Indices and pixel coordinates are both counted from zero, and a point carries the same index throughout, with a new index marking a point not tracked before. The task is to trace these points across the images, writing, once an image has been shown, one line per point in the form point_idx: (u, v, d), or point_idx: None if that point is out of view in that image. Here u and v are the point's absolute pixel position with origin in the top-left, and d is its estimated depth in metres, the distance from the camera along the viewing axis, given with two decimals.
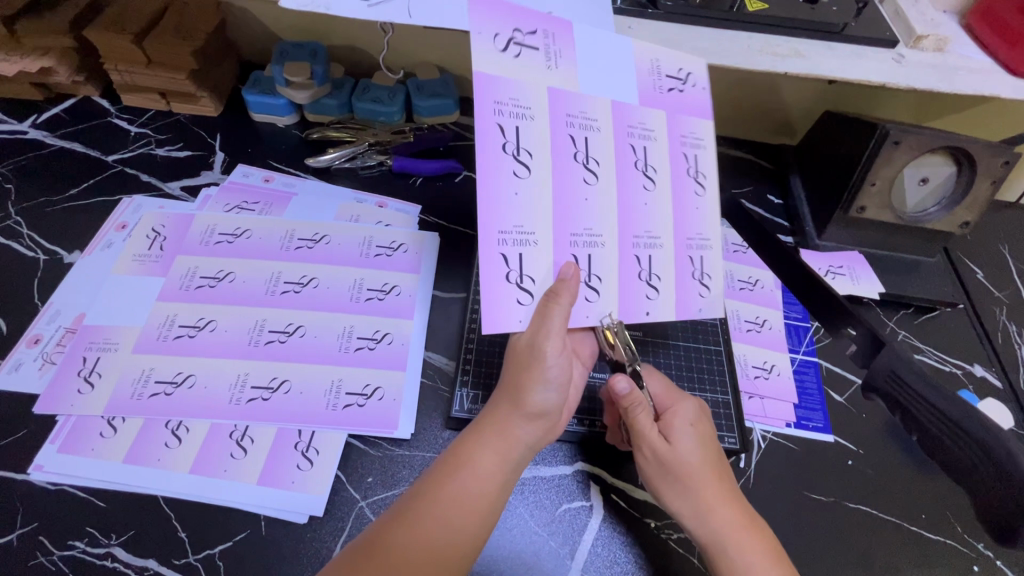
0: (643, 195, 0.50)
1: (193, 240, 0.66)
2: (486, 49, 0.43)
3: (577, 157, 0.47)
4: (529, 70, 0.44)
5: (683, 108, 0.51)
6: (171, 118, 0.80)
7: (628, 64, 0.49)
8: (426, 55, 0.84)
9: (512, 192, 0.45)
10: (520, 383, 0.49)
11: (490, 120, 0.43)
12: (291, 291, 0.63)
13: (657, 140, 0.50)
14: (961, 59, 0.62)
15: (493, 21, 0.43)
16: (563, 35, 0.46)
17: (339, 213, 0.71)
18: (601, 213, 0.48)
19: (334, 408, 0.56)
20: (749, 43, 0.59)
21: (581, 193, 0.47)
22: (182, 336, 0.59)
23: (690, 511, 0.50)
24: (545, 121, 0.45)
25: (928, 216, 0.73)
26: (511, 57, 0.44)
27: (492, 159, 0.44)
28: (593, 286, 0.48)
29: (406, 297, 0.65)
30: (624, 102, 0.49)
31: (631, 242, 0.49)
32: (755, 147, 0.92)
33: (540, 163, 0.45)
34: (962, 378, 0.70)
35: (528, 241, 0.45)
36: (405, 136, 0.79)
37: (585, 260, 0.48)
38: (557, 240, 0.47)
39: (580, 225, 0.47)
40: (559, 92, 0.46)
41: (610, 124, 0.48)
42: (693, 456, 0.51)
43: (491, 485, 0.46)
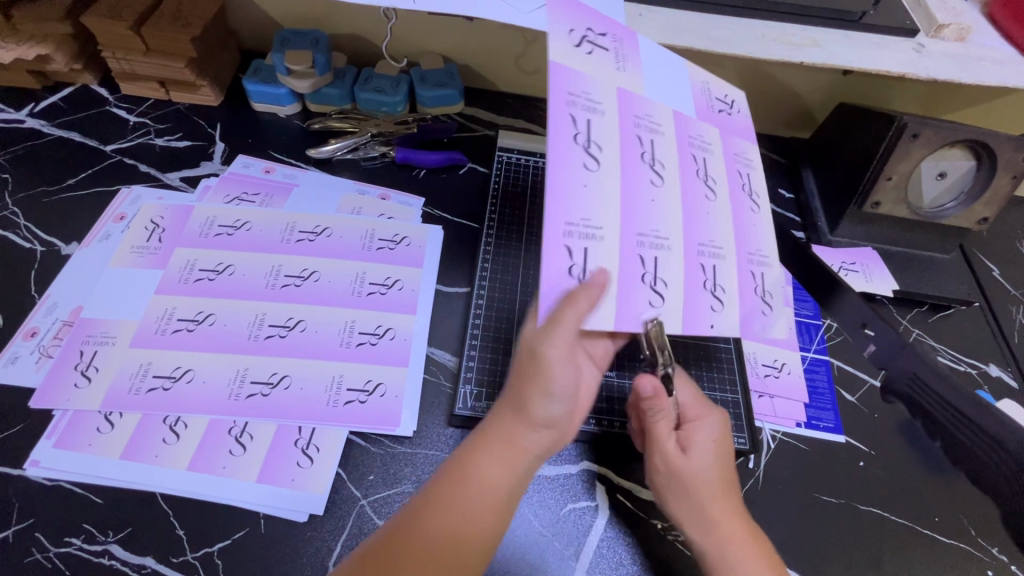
0: (705, 205, 0.49)
1: (193, 232, 0.65)
2: (563, 44, 0.44)
3: (645, 157, 0.46)
4: (602, 69, 0.46)
5: (734, 129, 0.54)
6: (171, 107, 0.79)
7: (683, 80, 0.52)
8: (429, 44, 0.82)
9: (581, 184, 0.43)
10: (526, 390, 0.46)
11: (563, 109, 0.43)
12: (292, 285, 0.62)
13: (714, 153, 0.51)
14: (984, 50, 0.60)
15: (569, 19, 0.46)
16: (632, 45, 0.49)
17: (341, 205, 0.70)
18: (667, 217, 0.47)
19: (335, 405, 0.55)
20: (763, 32, 0.57)
21: (648, 196, 0.46)
22: (181, 330, 0.58)
23: (697, 525, 0.49)
24: (615, 120, 0.45)
25: (944, 212, 0.71)
26: (585, 52, 0.45)
27: (564, 148, 0.42)
28: (657, 291, 0.45)
29: (409, 290, 0.64)
30: (684, 114, 0.50)
31: (696, 251, 0.48)
32: (766, 140, 0.90)
33: (611, 159, 0.44)
34: (977, 378, 0.68)
35: (594, 236, 0.43)
36: (408, 127, 0.78)
37: (650, 263, 0.45)
38: (624, 239, 0.44)
39: (646, 225, 0.46)
40: (627, 93, 0.47)
41: (672, 131, 0.49)
42: (710, 471, 0.50)
43: (497, 496, 0.45)
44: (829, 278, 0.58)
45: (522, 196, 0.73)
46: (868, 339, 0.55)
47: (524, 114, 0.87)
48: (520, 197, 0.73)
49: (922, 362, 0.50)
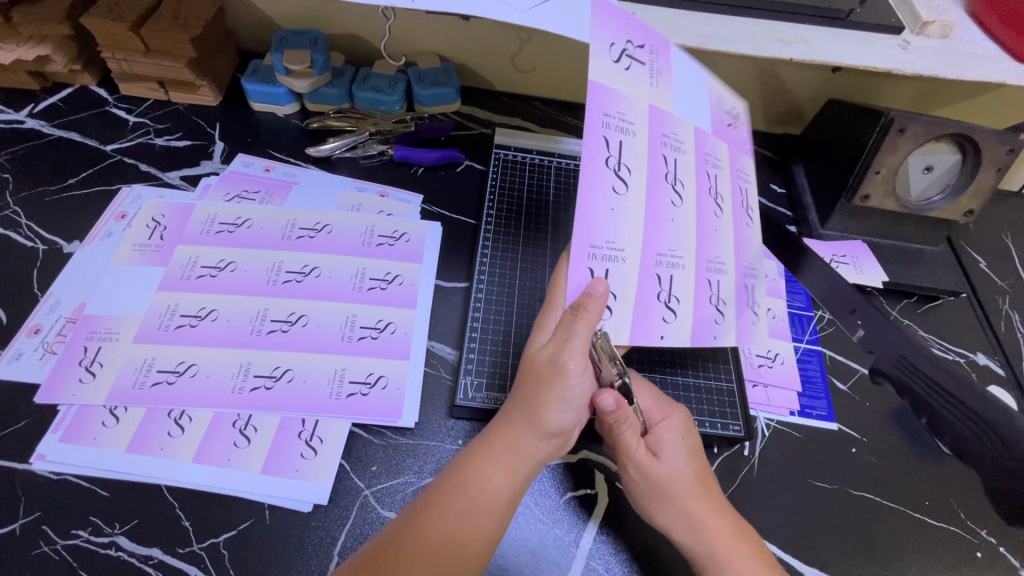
0: (714, 223, 0.51)
1: (194, 230, 0.65)
2: (603, 61, 0.45)
3: (667, 177, 0.48)
4: (636, 87, 0.47)
5: (739, 144, 0.55)
6: (170, 107, 0.79)
7: (702, 93, 0.52)
8: (426, 44, 0.83)
9: (609, 208, 0.44)
10: (533, 398, 0.47)
11: (598, 132, 0.44)
12: (293, 280, 0.63)
13: (725, 170, 0.53)
14: (967, 46, 0.62)
15: (610, 34, 0.47)
16: (663, 62, 0.49)
17: (341, 203, 0.71)
18: (683, 235, 0.48)
19: (338, 397, 0.56)
20: (754, 29, 0.60)
21: (668, 215, 0.48)
22: (184, 326, 0.58)
23: (680, 525, 0.50)
24: (643, 141, 0.46)
25: (932, 205, 0.73)
26: (622, 69, 0.46)
27: (596, 171, 0.44)
28: (672, 307, 0.48)
29: (409, 286, 0.65)
30: (704, 129, 0.51)
31: (706, 270, 0.50)
32: (758, 136, 0.91)
33: (637, 181, 0.46)
34: (966, 366, 0.70)
35: (617, 257, 0.45)
36: (406, 125, 0.79)
37: (666, 281, 0.47)
38: (645, 258, 0.46)
39: (665, 245, 0.47)
40: (657, 110, 0.48)
41: (693, 148, 0.50)
42: (684, 473, 0.51)
43: (496, 501, 0.46)
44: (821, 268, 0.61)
45: (520, 192, 0.74)
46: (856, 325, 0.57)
47: (519, 112, 0.88)
48: (515, 194, 0.73)
49: (923, 357, 0.51)
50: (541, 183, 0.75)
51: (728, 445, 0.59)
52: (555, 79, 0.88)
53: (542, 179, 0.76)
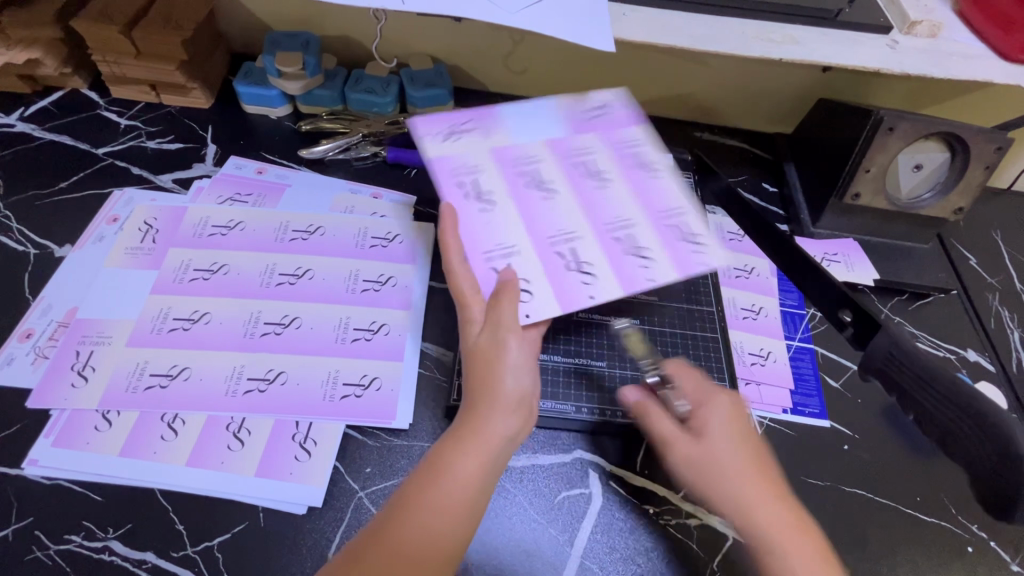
0: (602, 193, 0.60)
1: (186, 233, 0.65)
2: (435, 143, 0.61)
3: (529, 185, 0.60)
4: (472, 142, 0.62)
5: (609, 126, 0.65)
6: (162, 110, 0.79)
7: (546, 113, 0.65)
8: (419, 46, 0.84)
9: (485, 222, 0.57)
10: (489, 379, 0.47)
11: (450, 184, 0.58)
12: (286, 283, 0.63)
13: (596, 154, 0.63)
14: (955, 45, 0.63)
15: (431, 127, 0.62)
16: (490, 113, 0.64)
17: (334, 204, 0.71)
18: (567, 215, 0.58)
19: (332, 399, 0.56)
20: (743, 30, 0.60)
21: (546, 207, 0.58)
22: (177, 329, 0.58)
23: (735, 511, 0.48)
24: (493, 171, 0.60)
25: (921, 203, 0.73)
26: (455, 140, 0.62)
27: (460, 205, 0.57)
28: (586, 271, 0.55)
29: (403, 287, 0.65)
30: (557, 137, 0.64)
31: (614, 233, 0.58)
32: (750, 136, 0.92)
33: (501, 199, 0.58)
34: (956, 363, 0.70)
35: (512, 252, 0.55)
36: (399, 127, 0.80)
37: (569, 253, 0.56)
38: (539, 246, 0.56)
39: (553, 230, 0.57)
40: (499, 150, 0.62)
41: (550, 157, 0.62)
42: (730, 455, 0.50)
43: (469, 493, 0.44)
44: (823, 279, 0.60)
45: None
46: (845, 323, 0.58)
47: None
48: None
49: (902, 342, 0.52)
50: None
51: None
52: (547, 81, 0.88)
53: None
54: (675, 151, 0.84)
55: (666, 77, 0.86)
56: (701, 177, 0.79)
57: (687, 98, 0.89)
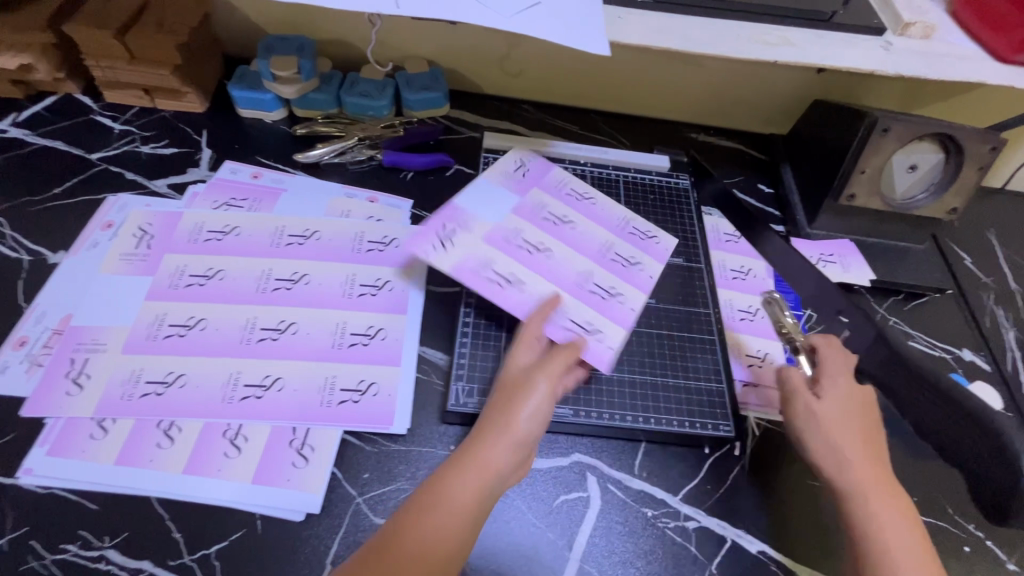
0: (578, 232, 0.69)
1: (181, 238, 0.65)
2: (441, 255, 0.62)
3: (526, 250, 0.65)
4: (462, 242, 0.64)
5: (538, 179, 0.74)
6: (156, 114, 0.79)
7: (490, 188, 0.71)
8: (414, 48, 0.84)
9: (533, 298, 0.61)
10: (505, 411, 0.49)
11: (478, 279, 0.61)
12: (283, 288, 0.62)
13: (551, 204, 0.71)
14: (949, 47, 0.63)
15: (425, 239, 0.63)
16: (456, 207, 0.67)
17: (329, 209, 0.71)
18: (581, 261, 0.66)
19: (329, 405, 0.56)
20: (739, 32, 0.60)
21: (553, 261, 0.65)
22: (173, 335, 0.58)
23: (832, 462, 0.50)
24: (498, 254, 0.64)
25: (916, 204, 0.74)
26: (451, 244, 0.64)
27: (499, 294, 0.61)
28: (618, 293, 0.64)
29: (400, 291, 0.65)
30: (515, 205, 0.70)
31: (609, 259, 0.68)
32: (746, 137, 0.92)
33: (524, 273, 0.63)
34: (952, 362, 0.71)
35: (572, 310, 0.61)
36: (394, 130, 0.80)
37: (598, 286, 0.64)
38: (582, 295, 0.63)
39: (584, 279, 0.65)
40: (488, 236, 0.66)
41: (527, 224, 0.68)
42: (841, 418, 0.52)
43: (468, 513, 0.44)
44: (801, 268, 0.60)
45: None
46: (843, 325, 0.58)
47: (509, 116, 0.88)
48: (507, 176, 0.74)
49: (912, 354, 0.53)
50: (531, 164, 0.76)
51: (719, 446, 0.60)
52: (543, 82, 0.88)
53: None
54: (671, 152, 0.84)
55: (662, 79, 0.87)
56: (696, 178, 0.81)
57: (683, 99, 0.89)
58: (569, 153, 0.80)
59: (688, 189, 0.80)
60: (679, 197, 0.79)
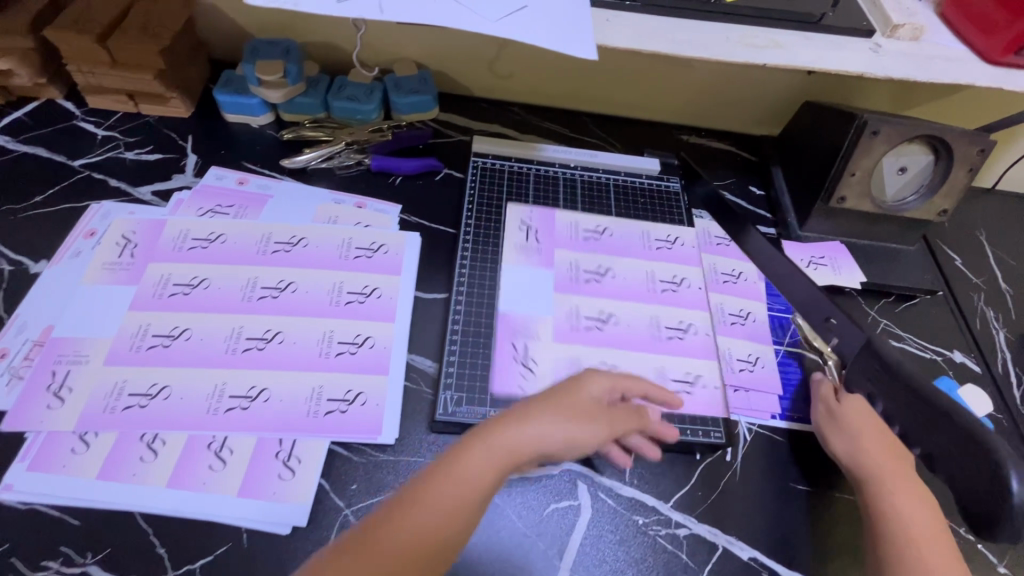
0: (623, 279, 0.69)
1: (165, 247, 0.64)
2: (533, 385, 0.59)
3: (595, 331, 0.64)
4: (543, 357, 0.61)
5: (555, 237, 0.72)
6: (140, 119, 0.78)
7: (518, 272, 0.68)
8: (402, 51, 0.83)
9: None
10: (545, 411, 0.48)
11: None
12: (269, 297, 0.62)
13: (579, 258, 0.70)
14: (937, 48, 0.63)
15: (508, 375, 0.59)
16: (508, 316, 0.64)
17: (316, 215, 0.70)
18: (645, 309, 0.67)
19: (316, 416, 0.55)
20: (727, 35, 0.60)
21: (618, 328, 0.65)
22: (156, 346, 0.57)
23: (847, 451, 0.56)
24: (577, 348, 0.62)
25: (906, 206, 0.73)
26: (535, 366, 0.60)
27: None
28: (682, 329, 0.66)
29: (388, 298, 0.64)
30: (553, 281, 0.68)
31: (660, 290, 0.69)
32: (737, 139, 0.92)
33: (609, 356, 0.62)
34: (943, 364, 0.71)
35: (663, 369, 0.63)
36: (382, 134, 0.79)
37: (670, 330, 0.66)
38: (662, 346, 0.65)
39: (659, 329, 0.66)
40: (558, 336, 0.63)
41: (572, 296, 0.66)
42: (863, 416, 0.57)
43: (468, 506, 0.41)
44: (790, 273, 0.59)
45: (499, 202, 0.74)
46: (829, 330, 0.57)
47: (499, 118, 0.88)
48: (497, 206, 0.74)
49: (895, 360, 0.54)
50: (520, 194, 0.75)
51: (709, 452, 0.60)
52: (533, 84, 0.88)
53: (521, 187, 0.76)
54: (662, 154, 0.84)
55: (652, 81, 0.86)
56: (687, 181, 0.81)
57: (674, 101, 0.89)
58: (560, 156, 0.80)
59: (678, 192, 0.80)
60: (669, 201, 0.78)
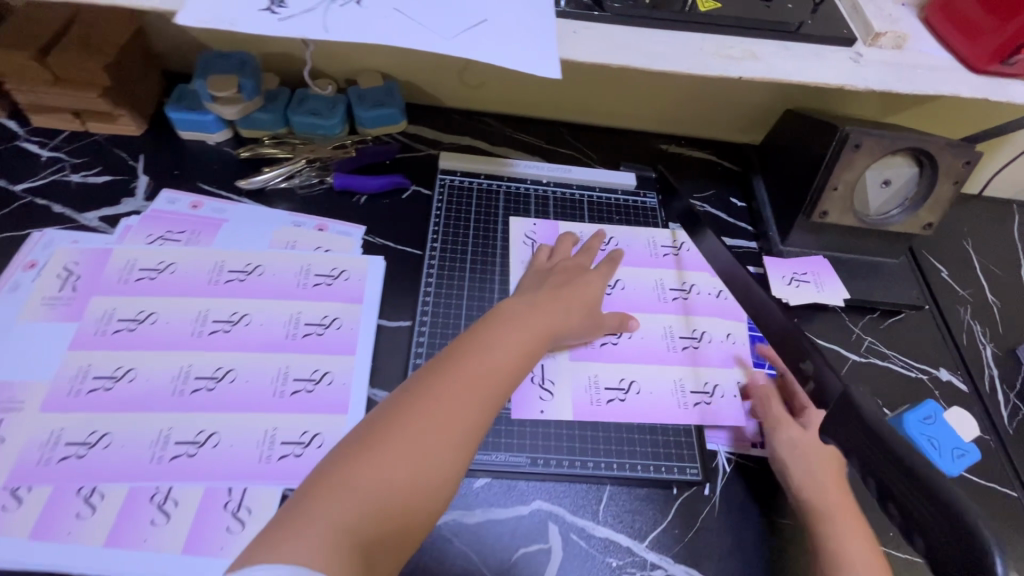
0: (635, 289, 0.69)
1: (110, 279, 0.60)
2: (553, 408, 0.59)
3: (613, 347, 0.64)
4: (561, 376, 0.61)
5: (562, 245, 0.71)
6: (89, 139, 0.73)
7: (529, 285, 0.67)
8: (365, 62, 0.79)
9: (651, 393, 0.61)
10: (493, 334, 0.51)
11: (605, 411, 0.60)
12: (221, 331, 0.58)
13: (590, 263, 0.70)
14: (921, 57, 0.60)
15: (532, 403, 0.59)
16: None
17: (274, 240, 0.66)
18: (663, 319, 0.67)
19: (268, 461, 0.52)
20: (702, 46, 0.57)
21: (631, 342, 0.65)
22: (97, 389, 0.54)
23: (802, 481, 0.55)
24: (595, 364, 0.62)
25: (890, 220, 0.71)
26: (554, 389, 0.60)
27: (629, 413, 0.60)
28: (697, 337, 0.66)
29: (348, 329, 0.61)
30: None
31: (672, 299, 0.69)
32: (718, 147, 0.89)
33: (627, 372, 0.63)
34: (929, 384, 0.68)
35: (681, 381, 0.63)
36: (346, 151, 0.75)
37: (686, 339, 0.66)
38: (680, 357, 0.64)
39: (675, 340, 0.66)
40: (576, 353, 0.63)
41: None
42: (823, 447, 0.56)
43: (448, 428, 0.43)
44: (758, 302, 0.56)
45: (467, 221, 0.71)
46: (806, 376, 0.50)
47: (469, 130, 0.84)
48: (464, 245, 0.69)
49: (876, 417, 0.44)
50: (488, 234, 0.71)
51: (686, 486, 0.58)
52: (505, 94, 0.84)
53: (490, 205, 0.74)
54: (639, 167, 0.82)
55: (629, 89, 0.83)
56: (663, 197, 0.79)
57: (652, 109, 0.86)
58: (532, 172, 0.77)
59: (655, 209, 0.78)
60: (647, 217, 0.76)
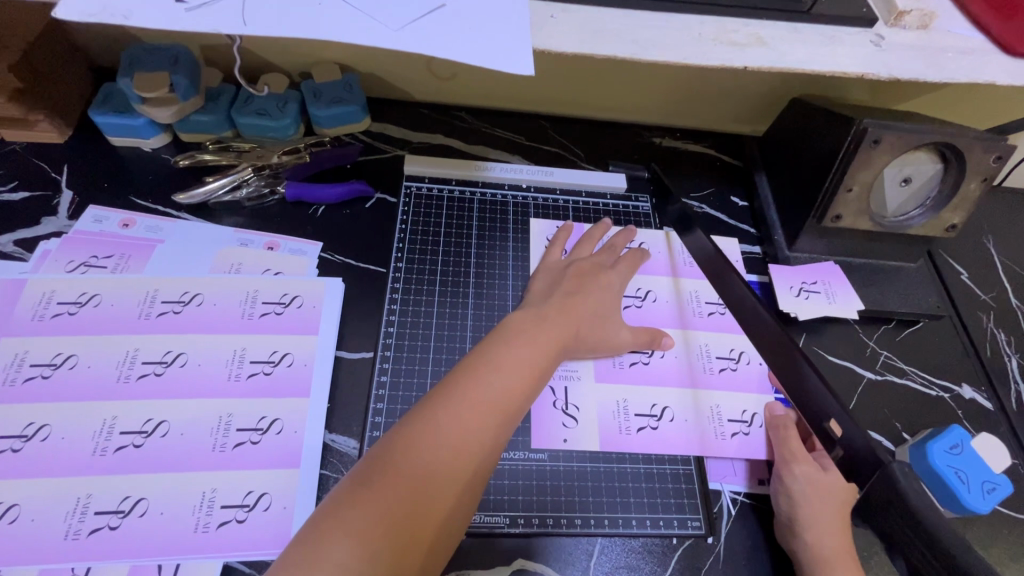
0: (664, 303, 0.63)
1: (22, 316, 0.52)
2: (576, 435, 0.54)
3: (641, 368, 0.58)
4: (585, 400, 0.56)
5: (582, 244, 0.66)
6: (4, 148, 0.64)
7: None
8: (320, 53, 0.70)
9: (683, 421, 0.56)
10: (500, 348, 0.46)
11: (631, 440, 0.54)
12: (150, 374, 0.51)
13: None
14: (951, 38, 0.52)
15: (555, 433, 0.54)
16: None
17: (216, 263, 0.58)
18: (697, 338, 0.61)
19: (206, 530, 0.45)
20: (699, 30, 0.48)
21: (662, 361, 0.59)
22: (3, 451, 0.46)
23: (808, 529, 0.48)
24: (624, 388, 0.57)
25: (910, 222, 0.63)
26: (576, 415, 0.55)
27: (658, 443, 0.54)
28: (733, 358, 0.60)
29: (301, 366, 0.54)
30: None
31: (707, 313, 0.63)
32: (716, 138, 0.81)
33: (659, 396, 0.57)
34: (951, 403, 0.62)
35: (717, 408, 0.57)
36: (299, 156, 0.66)
37: (721, 361, 0.60)
38: (716, 381, 0.58)
39: (710, 362, 0.60)
40: (603, 370, 0.58)
41: None
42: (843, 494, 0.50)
43: (459, 454, 0.40)
44: (755, 315, 0.51)
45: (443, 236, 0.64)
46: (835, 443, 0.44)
47: (441, 126, 0.75)
48: (434, 270, 0.62)
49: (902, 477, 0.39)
50: (458, 258, 0.63)
51: (686, 538, 0.51)
52: (479, 85, 0.75)
53: (466, 216, 0.66)
54: (631, 165, 0.74)
55: (618, 78, 0.74)
56: (658, 199, 0.71)
57: (643, 99, 0.77)
58: (511, 175, 0.70)
59: (649, 213, 0.70)
60: (640, 222, 0.69)
